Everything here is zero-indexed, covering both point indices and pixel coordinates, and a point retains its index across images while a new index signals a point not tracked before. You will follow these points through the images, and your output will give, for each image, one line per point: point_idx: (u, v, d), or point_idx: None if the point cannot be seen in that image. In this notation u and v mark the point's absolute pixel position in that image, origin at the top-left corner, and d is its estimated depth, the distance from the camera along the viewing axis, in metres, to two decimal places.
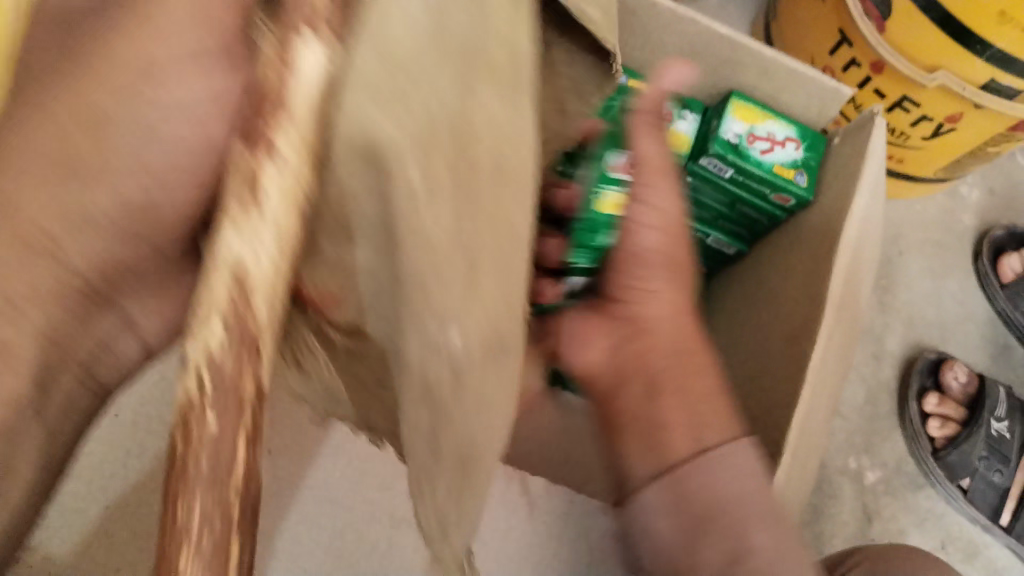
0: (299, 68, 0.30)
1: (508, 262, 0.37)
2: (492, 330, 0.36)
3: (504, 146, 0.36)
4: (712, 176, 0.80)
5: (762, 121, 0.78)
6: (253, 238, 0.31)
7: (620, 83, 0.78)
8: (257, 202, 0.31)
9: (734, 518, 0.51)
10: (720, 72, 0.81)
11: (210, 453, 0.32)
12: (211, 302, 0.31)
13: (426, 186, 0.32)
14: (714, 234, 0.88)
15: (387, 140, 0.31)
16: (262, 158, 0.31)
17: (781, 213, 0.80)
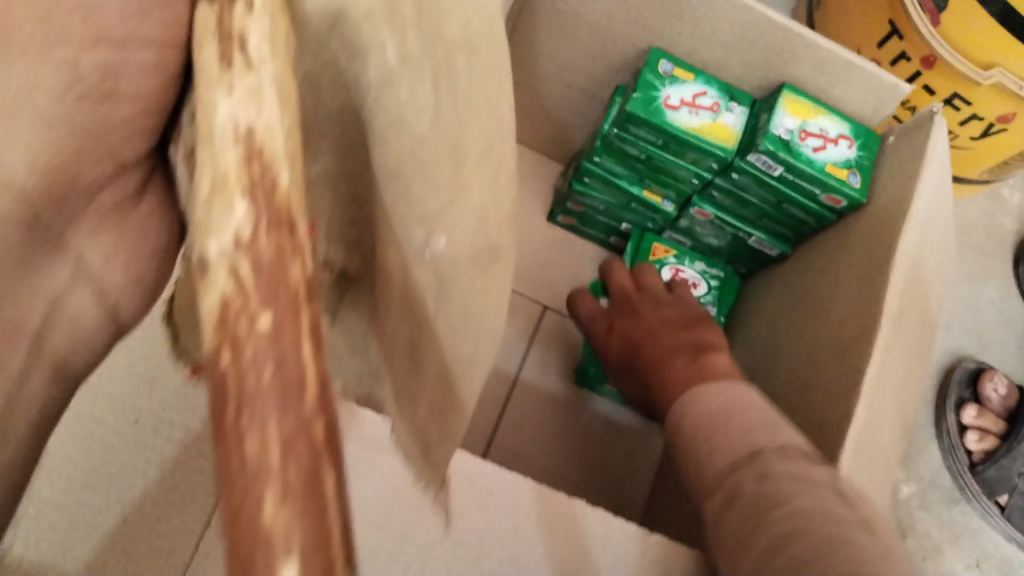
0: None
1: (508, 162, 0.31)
2: (484, 237, 0.30)
3: (480, 18, 0.27)
4: (757, 174, 0.63)
5: (814, 116, 0.63)
6: (254, 96, 0.21)
7: (666, 75, 0.64)
8: (245, 62, 0.22)
9: (755, 434, 0.43)
10: (765, 60, 0.63)
11: (268, 351, 0.19)
12: (220, 169, 0.21)
13: (403, 57, 0.26)
14: (758, 232, 0.71)
15: (359, 13, 0.25)
16: (229, 6, 0.22)
17: (830, 214, 0.64)
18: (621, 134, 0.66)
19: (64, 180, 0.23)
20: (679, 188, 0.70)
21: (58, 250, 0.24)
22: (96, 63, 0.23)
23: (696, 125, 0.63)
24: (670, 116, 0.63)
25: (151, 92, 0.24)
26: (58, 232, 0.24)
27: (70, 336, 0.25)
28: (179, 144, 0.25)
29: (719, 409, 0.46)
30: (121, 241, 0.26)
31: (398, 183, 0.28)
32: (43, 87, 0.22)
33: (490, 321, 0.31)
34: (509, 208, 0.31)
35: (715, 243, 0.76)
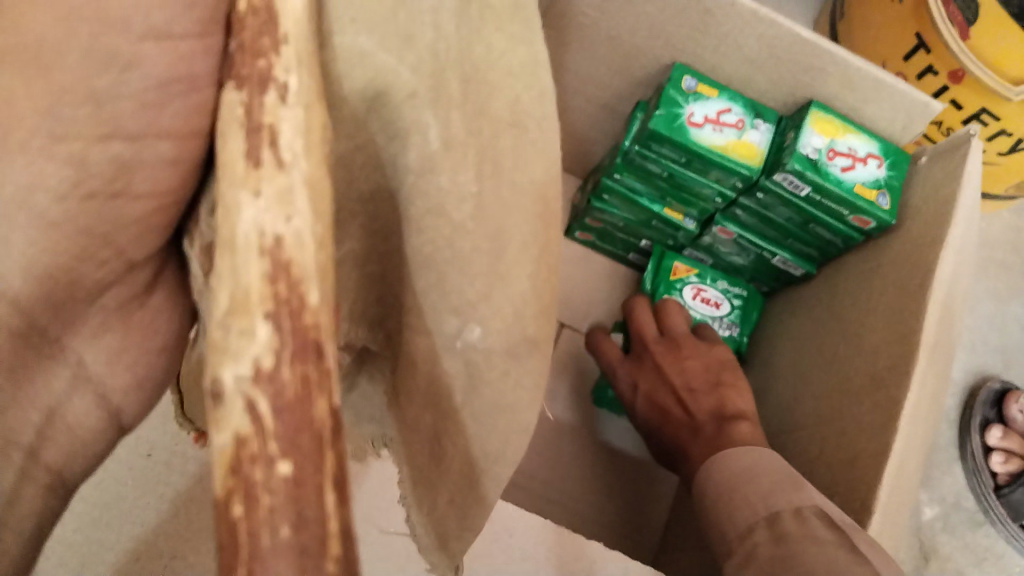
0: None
1: (553, 254, 0.29)
2: (520, 331, 0.28)
3: (531, 94, 0.27)
4: (783, 194, 0.57)
5: (842, 134, 0.56)
6: (283, 200, 0.19)
7: (689, 93, 0.57)
8: (276, 159, 0.20)
9: (777, 493, 0.40)
10: (791, 75, 0.56)
11: (287, 506, 0.16)
12: (243, 284, 0.18)
13: (446, 142, 0.26)
14: (782, 252, 0.64)
15: (402, 94, 0.26)
16: (260, 92, 0.20)
17: (858, 236, 0.58)
18: (643, 151, 0.60)
19: (61, 284, 0.21)
20: (702, 207, 0.63)
21: (52, 354, 0.22)
22: (109, 158, 0.21)
23: (718, 144, 0.57)
24: (691, 134, 0.57)
25: (170, 187, 0.22)
26: (55, 336, 0.22)
27: (77, 449, 0.23)
28: (195, 239, 0.23)
29: (739, 470, 0.45)
30: (127, 343, 0.24)
31: (433, 270, 0.28)
32: (48, 186, 0.20)
33: (517, 419, 0.29)
34: (546, 301, 0.29)
35: (737, 261, 0.68)
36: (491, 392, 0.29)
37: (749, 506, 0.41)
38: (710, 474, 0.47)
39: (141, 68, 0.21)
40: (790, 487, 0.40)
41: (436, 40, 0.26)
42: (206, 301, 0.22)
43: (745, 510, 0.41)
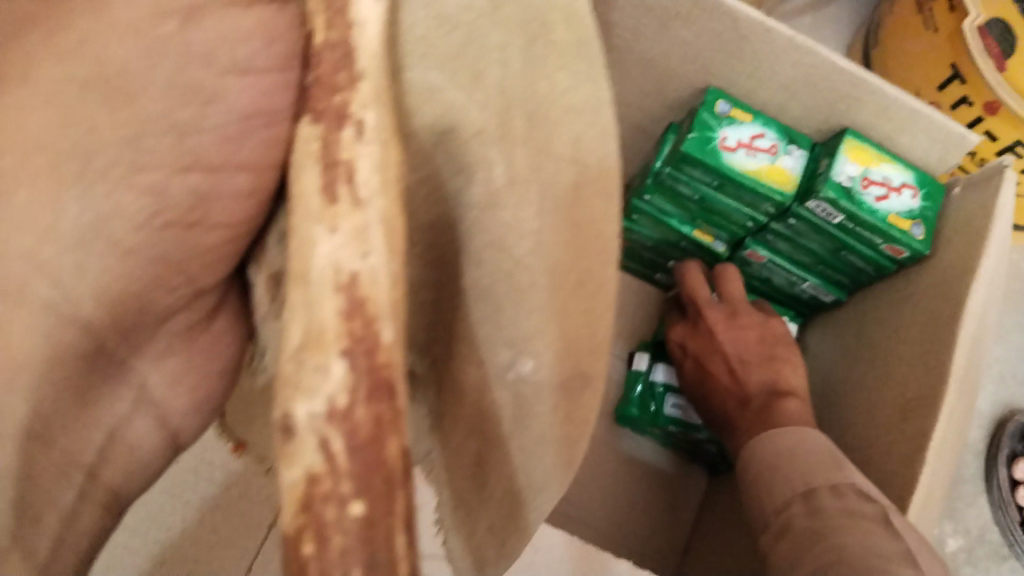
0: (361, 19, 0.22)
1: (590, 288, 0.29)
2: (572, 363, 0.29)
3: (591, 133, 0.29)
4: (815, 222, 0.56)
5: (876, 163, 0.54)
6: (359, 237, 0.20)
7: (722, 116, 0.56)
8: (353, 196, 0.21)
9: (817, 471, 0.40)
10: (826, 102, 0.55)
11: (359, 546, 0.17)
12: (316, 321, 0.19)
13: (510, 179, 0.27)
14: (811, 279, 0.62)
15: (470, 131, 0.27)
16: (337, 128, 0.21)
17: (889, 265, 0.56)
18: (674, 173, 0.58)
19: (131, 309, 0.22)
20: (733, 231, 0.61)
21: (118, 379, 0.22)
22: (190, 189, 0.22)
23: (752, 169, 0.55)
24: (724, 157, 0.55)
25: (242, 219, 0.23)
26: (122, 360, 0.22)
27: (146, 472, 0.24)
28: (263, 265, 0.24)
29: (787, 444, 0.43)
30: (190, 366, 0.24)
31: (489, 303, 0.28)
32: (129, 216, 0.21)
33: (562, 452, 0.29)
34: (597, 341, 0.29)
35: (762, 286, 0.67)
36: (539, 428, 0.29)
37: (800, 483, 0.40)
38: (764, 439, 0.44)
39: (224, 103, 0.22)
40: (838, 471, 0.39)
41: (501, 79, 0.27)
42: (275, 327, 0.23)
43: (794, 485, 0.40)
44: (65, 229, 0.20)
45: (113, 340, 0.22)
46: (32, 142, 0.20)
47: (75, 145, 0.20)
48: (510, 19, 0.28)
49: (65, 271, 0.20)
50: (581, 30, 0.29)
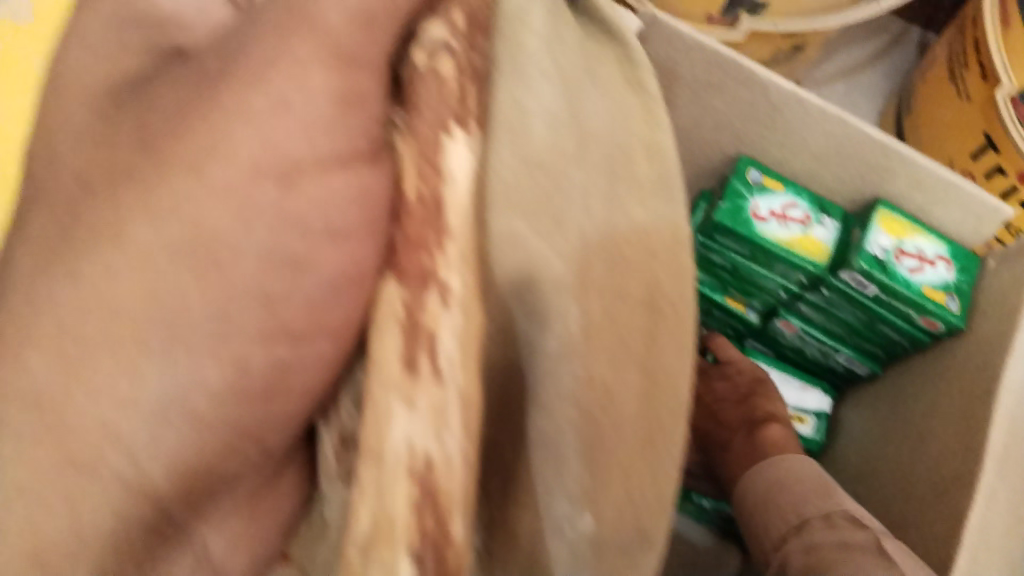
0: (451, 172, 0.23)
1: (659, 442, 0.29)
2: (632, 521, 0.29)
3: (668, 273, 0.29)
4: (850, 294, 0.47)
5: (911, 233, 0.46)
6: (437, 417, 0.21)
7: (753, 185, 0.48)
8: (433, 367, 0.22)
9: (810, 500, 0.41)
10: (849, 167, 0.47)
11: None
12: (388, 506, 0.21)
13: (584, 330, 0.27)
14: (844, 348, 0.54)
15: (550, 279, 0.26)
16: (421, 291, 0.22)
17: (926, 340, 0.48)
18: (705, 241, 0.50)
19: (199, 483, 0.20)
20: (765, 298, 0.54)
21: (179, 547, 0.21)
22: (272, 361, 0.20)
23: (783, 239, 0.47)
24: (753, 226, 0.47)
25: (320, 385, 0.22)
26: (183, 530, 0.21)
27: None
28: (334, 426, 0.24)
29: (773, 475, 0.45)
30: (252, 528, 0.23)
31: (553, 453, 0.27)
32: (207, 387, 0.20)
33: None
34: (657, 493, 0.29)
35: (796, 353, 0.58)
36: None
37: (786, 507, 0.42)
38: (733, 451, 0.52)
39: (315, 269, 0.20)
40: (816, 476, 0.43)
41: (586, 222, 0.28)
42: (345, 493, 0.23)
43: (782, 501, 0.43)
44: (144, 403, 0.19)
45: (172, 510, 0.20)
46: (118, 308, 0.19)
47: (159, 312, 0.19)
48: (592, 155, 0.28)
49: (141, 444, 0.19)
50: (663, 165, 0.30)
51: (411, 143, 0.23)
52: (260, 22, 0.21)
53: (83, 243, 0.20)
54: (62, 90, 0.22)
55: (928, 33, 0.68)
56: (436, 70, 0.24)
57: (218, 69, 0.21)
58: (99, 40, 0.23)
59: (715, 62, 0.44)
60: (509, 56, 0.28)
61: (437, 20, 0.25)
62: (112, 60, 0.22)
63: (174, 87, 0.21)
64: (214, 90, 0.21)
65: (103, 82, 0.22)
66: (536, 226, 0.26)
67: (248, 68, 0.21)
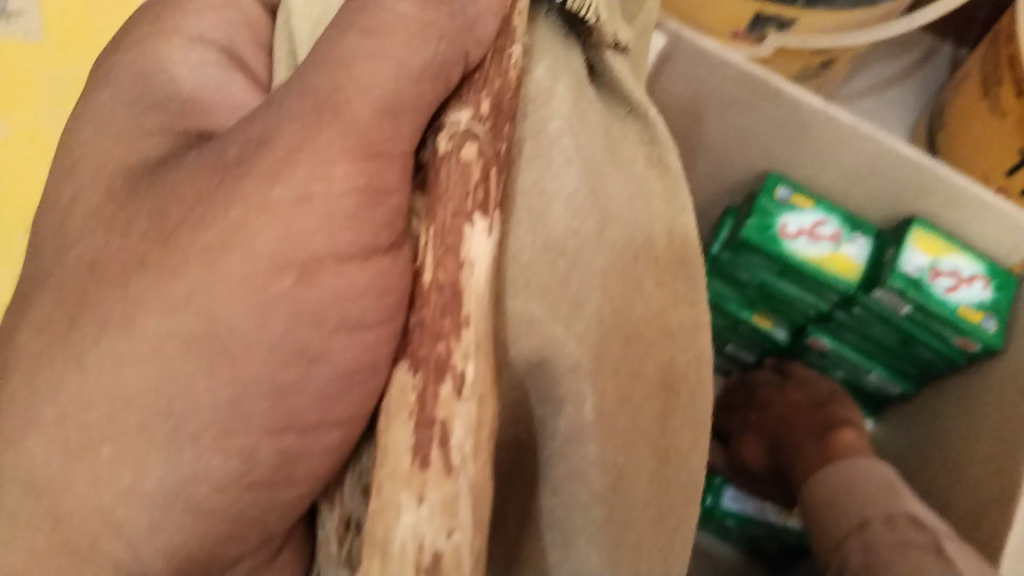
0: (470, 260, 0.23)
1: (670, 522, 0.29)
2: None
3: (686, 355, 0.30)
4: (882, 314, 0.45)
5: (947, 252, 0.44)
6: (447, 511, 0.21)
7: (783, 202, 0.46)
8: (445, 460, 0.21)
9: (871, 503, 0.42)
10: (884, 179, 0.45)
11: None
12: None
13: (598, 414, 0.27)
14: (877, 368, 0.51)
15: (566, 365, 0.26)
16: (436, 380, 0.22)
17: (961, 361, 0.45)
18: (732, 259, 0.49)
19: (203, 565, 0.20)
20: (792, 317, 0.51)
21: None
22: (278, 452, 0.20)
23: (812, 257, 0.45)
24: (782, 244, 0.45)
25: (325, 474, 0.21)
26: None
27: None
28: (336, 504, 0.23)
29: (838, 474, 0.45)
30: None
31: (559, 530, 0.28)
32: (211, 479, 0.19)
33: None
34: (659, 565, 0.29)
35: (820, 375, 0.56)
36: None
37: (849, 504, 0.43)
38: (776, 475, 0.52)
39: (327, 362, 0.20)
40: (880, 479, 0.43)
41: (606, 302, 0.27)
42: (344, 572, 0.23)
43: (845, 498, 0.44)
44: (148, 492, 0.19)
45: None
46: (126, 401, 0.19)
47: (167, 408, 0.19)
48: (614, 239, 0.28)
49: (140, 532, 0.19)
50: (683, 247, 0.30)
51: (431, 230, 0.23)
52: (280, 103, 0.21)
53: (93, 334, 0.19)
54: (75, 167, 0.22)
55: (961, 50, 0.61)
56: (458, 156, 0.23)
57: (240, 157, 0.20)
58: (114, 117, 0.23)
59: (735, 73, 0.43)
60: (534, 133, 0.27)
61: (458, 107, 0.25)
62: (129, 140, 0.22)
63: (190, 176, 0.20)
64: (231, 179, 0.20)
65: (118, 163, 0.22)
66: (556, 310, 0.26)
67: (265, 159, 0.20)
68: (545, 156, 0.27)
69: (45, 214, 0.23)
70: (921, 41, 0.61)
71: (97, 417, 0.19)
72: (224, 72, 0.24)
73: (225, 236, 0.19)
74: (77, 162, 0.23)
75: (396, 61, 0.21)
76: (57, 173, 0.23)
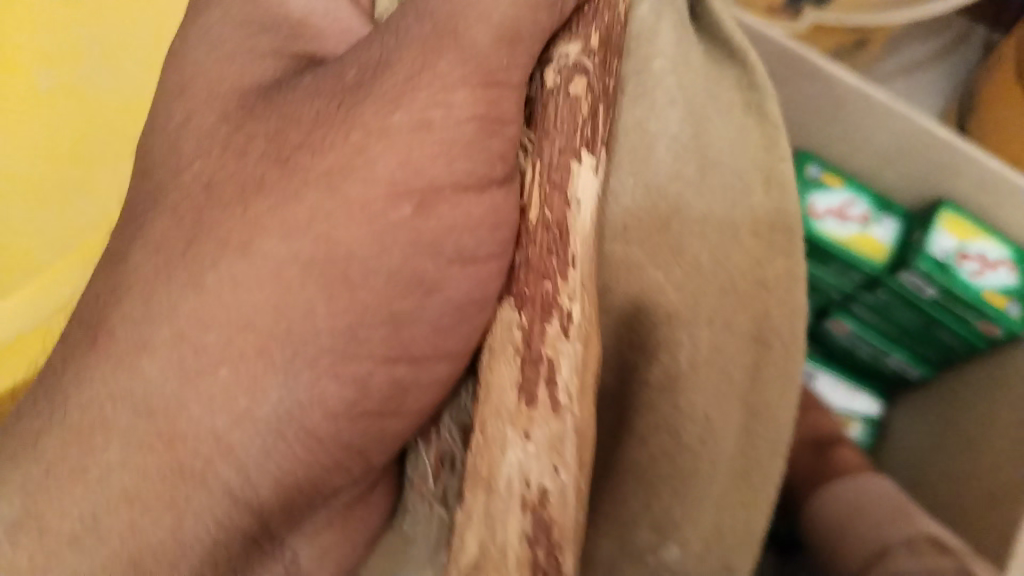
0: (577, 199, 0.22)
1: (753, 479, 0.28)
2: (721, 561, 0.28)
3: (780, 311, 0.28)
4: (908, 298, 0.43)
5: (976, 235, 0.41)
6: (554, 448, 0.21)
7: (812, 181, 0.45)
8: (552, 399, 0.21)
9: (881, 526, 0.36)
10: (921, 152, 0.43)
11: None
12: (499, 537, 0.21)
13: (692, 363, 0.27)
14: (898, 349, 0.48)
15: (664, 311, 0.26)
16: (543, 318, 0.21)
17: (983, 346, 0.43)
18: None
19: (300, 496, 0.20)
20: (819, 294, 0.49)
21: (272, 553, 0.21)
22: (390, 380, 0.20)
23: (839, 238, 0.44)
24: (809, 224, 0.44)
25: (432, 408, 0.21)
26: (276, 536, 0.21)
27: None
28: (432, 444, 0.23)
29: (849, 505, 0.38)
30: (338, 540, 0.23)
31: (644, 484, 0.28)
32: (326, 405, 0.19)
33: None
34: (746, 531, 0.28)
35: (843, 354, 0.52)
36: None
37: (854, 535, 0.37)
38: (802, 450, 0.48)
39: (441, 293, 0.20)
40: (898, 509, 0.36)
41: (700, 248, 0.27)
42: (437, 510, 0.23)
43: (852, 529, 0.37)
44: (259, 417, 0.19)
45: (272, 518, 0.20)
46: (242, 323, 0.19)
47: (283, 332, 0.19)
48: (713, 186, 0.27)
49: (250, 457, 0.19)
50: (782, 198, 0.28)
51: (539, 167, 0.22)
52: (400, 30, 0.20)
53: (210, 256, 0.19)
54: (186, 90, 0.22)
55: (996, 32, 0.54)
56: (564, 91, 0.23)
57: (357, 80, 0.20)
58: (225, 40, 0.22)
59: (772, 47, 0.43)
60: (637, 72, 0.27)
61: (572, 38, 0.23)
62: (241, 61, 0.22)
63: (309, 99, 0.20)
64: (353, 103, 0.20)
65: (229, 86, 0.21)
66: (653, 253, 0.26)
67: (385, 83, 0.20)
68: (649, 92, 0.27)
69: (155, 133, 0.22)
70: (954, 22, 0.54)
71: (211, 340, 0.19)
72: None
73: (345, 157, 0.19)
74: (190, 84, 0.22)
75: None
76: (167, 94, 0.22)
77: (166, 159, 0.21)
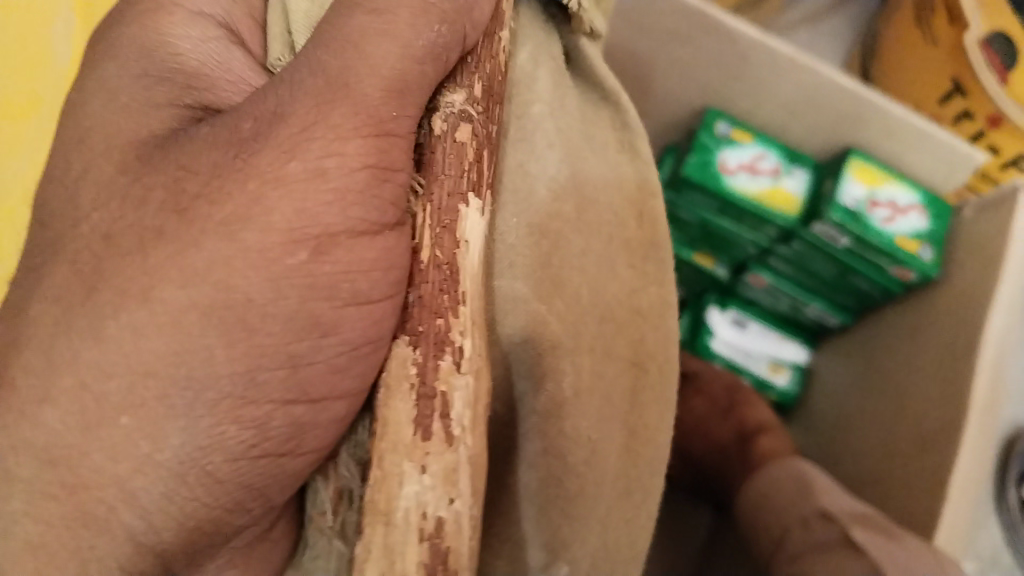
0: (465, 239, 0.23)
1: (636, 496, 0.31)
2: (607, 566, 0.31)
3: (654, 333, 0.31)
4: (822, 248, 0.45)
5: (884, 182, 0.44)
6: (449, 482, 0.21)
7: (722, 138, 0.46)
8: (446, 431, 0.22)
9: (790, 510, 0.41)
10: (842, 110, 0.44)
11: None
12: (398, 569, 0.21)
13: (577, 390, 0.28)
14: (815, 300, 0.51)
15: (553, 343, 0.27)
16: (437, 353, 0.22)
17: (897, 289, 0.45)
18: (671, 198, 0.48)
19: (207, 534, 0.21)
20: (734, 253, 0.51)
21: None
22: (289, 420, 0.21)
23: (752, 192, 0.45)
24: (722, 180, 0.44)
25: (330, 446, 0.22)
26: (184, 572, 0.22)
27: None
28: (330, 478, 0.24)
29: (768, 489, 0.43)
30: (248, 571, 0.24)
31: (531, 504, 0.29)
32: (227, 449, 0.20)
33: None
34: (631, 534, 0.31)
35: (766, 304, 0.54)
36: None
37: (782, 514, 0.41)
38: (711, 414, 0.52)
39: (339, 333, 0.20)
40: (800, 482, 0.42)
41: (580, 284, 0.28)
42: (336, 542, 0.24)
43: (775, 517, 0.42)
44: (163, 463, 0.19)
45: (182, 553, 0.21)
46: (144, 370, 0.19)
47: (184, 379, 0.19)
48: (590, 222, 0.29)
49: (151, 501, 0.19)
50: (652, 232, 0.31)
51: (427, 211, 0.23)
52: (292, 83, 0.21)
53: (110, 306, 0.19)
54: (83, 141, 0.22)
55: None
56: (446, 139, 0.24)
57: (254, 130, 0.21)
58: (123, 92, 0.23)
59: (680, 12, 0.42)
60: (517, 116, 0.28)
61: (454, 90, 0.24)
62: (135, 115, 0.22)
63: (206, 149, 0.21)
64: (246, 158, 0.20)
65: (129, 137, 0.22)
66: (536, 285, 0.27)
67: (279, 137, 0.20)
68: (526, 141, 0.28)
69: (52, 187, 0.22)
70: None
71: (113, 390, 0.19)
72: (226, 47, 0.24)
73: (241, 209, 0.20)
74: (88, 136, 0.22)
75: (404, 41, 0.21)
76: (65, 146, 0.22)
77: (65, 209, 0.22)
